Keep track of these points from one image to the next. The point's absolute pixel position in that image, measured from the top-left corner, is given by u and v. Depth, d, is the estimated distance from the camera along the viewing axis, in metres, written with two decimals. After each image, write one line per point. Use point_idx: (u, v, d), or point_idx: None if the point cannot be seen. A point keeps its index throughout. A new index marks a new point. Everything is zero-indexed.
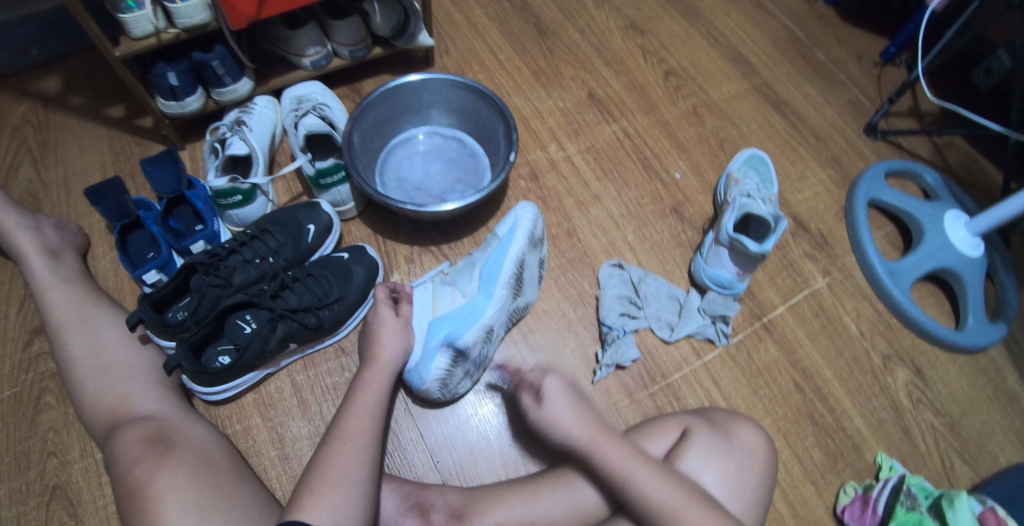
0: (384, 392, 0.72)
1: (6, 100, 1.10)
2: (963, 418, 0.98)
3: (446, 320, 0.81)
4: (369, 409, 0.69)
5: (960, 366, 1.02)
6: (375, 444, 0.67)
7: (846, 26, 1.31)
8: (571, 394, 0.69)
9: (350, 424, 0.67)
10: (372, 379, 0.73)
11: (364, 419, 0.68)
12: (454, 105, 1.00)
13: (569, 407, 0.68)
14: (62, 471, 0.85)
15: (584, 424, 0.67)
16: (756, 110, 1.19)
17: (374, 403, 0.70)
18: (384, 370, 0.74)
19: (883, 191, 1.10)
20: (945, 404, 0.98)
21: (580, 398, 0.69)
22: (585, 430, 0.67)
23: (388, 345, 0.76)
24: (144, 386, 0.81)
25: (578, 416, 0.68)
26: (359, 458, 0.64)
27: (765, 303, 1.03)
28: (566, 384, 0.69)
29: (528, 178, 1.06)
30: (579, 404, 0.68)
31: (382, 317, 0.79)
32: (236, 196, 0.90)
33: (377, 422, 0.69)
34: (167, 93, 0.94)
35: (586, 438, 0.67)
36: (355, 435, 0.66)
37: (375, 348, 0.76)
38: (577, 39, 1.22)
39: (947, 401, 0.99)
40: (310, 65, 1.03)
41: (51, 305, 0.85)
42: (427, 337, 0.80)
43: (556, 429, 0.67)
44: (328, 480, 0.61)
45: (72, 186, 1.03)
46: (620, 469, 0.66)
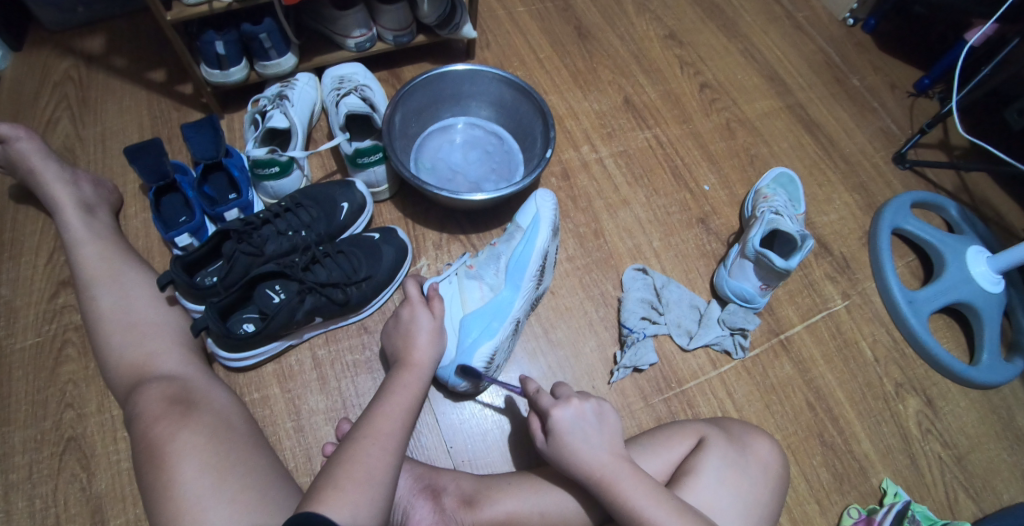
0: (417, 395, 0.72)
1: (50, 55, 1.12)
2: (970, 452, 0.98)
3: (478, 316, 0.83)
4: (400, 411, 0.68)
5: (971, 399, 1.02)
6: (401, 447, 0.66)
7: (882, 55, 1.32)
8: (580, 425, 0.69)
9: (380, 424, 0.66)
10: (410, 382, 0.72)
11: (395, 421, 0.67)
12: (495, 98, 1.01)
13: (576, 439, 0.69)
14: (78, 423, 0.86)
15: (595, 457, 0.67)
16: (788, 129, 1.20)
17: (407, 407, 0.70)
18: (420, 373, 0.74)
19: (908, 220, 1.11)
20: (953, 436, 0.99)
21: (593, 430, 0.69)
22: (596, 462, 0.67)
23: (424, 349, 0.75)
24: (169, 346, 0.82)
25: (586, 448, 0.68)
26: (385, 459, 0.63)
27: (783, 320, 1.04)
28: (577, 412, 0.70)
29: (560, 177, 1.07)
30: (590, 434, 0.69)
31: (420, 322, 0.77)
32: (273, 167, 0.91)
33: (407, 426, 0.68)
34: (213, 61, 0.96)
35: (597, 474, 0.67)
36: (384, 435, 0.65)
37: (410, 352, 0.75)
38: (617, 44, 1.23)
39: (955, 433, 0.99)
40: (354, 46, 1.04)
41: (82, 259, 0.85)
42: (461, 335, 0.81)
43: (568, 463, 0.68)
44: (352, 477, 0.60)
45: (109, 144, 1.04)
46: (631, 507, 0.64)
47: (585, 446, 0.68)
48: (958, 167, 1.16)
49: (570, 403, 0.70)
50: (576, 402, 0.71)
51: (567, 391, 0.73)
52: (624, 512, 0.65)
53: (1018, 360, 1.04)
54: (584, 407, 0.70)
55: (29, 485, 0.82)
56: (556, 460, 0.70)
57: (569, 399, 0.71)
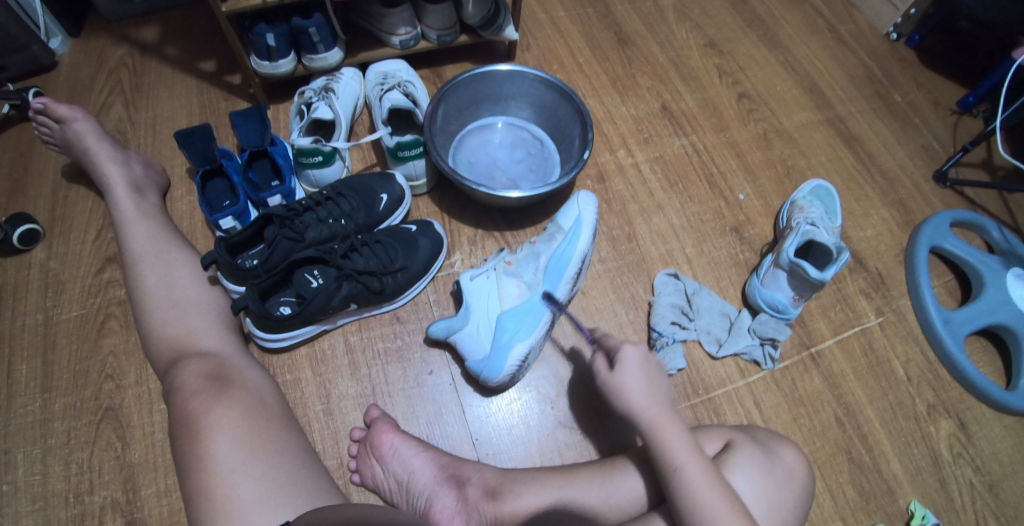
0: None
1: (107, 42, 1.16)
2: (1003, 479, 0.96)
3: (516, 314, 0.83)
4: None
5: (1006, 425, 1.00)
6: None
7: (926, 72, 1.31)
8: (645, 368, 0.72)
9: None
10: None
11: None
12: (534, 99, 1.03)
13: (641, 379, 0.71)
14: (116, 394, 0.88)
15: (651, 401, 0.70)
16: (826, 142, 1.19)
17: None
18: None
19: (946, 238, 1.09)
20: (986, 462, 0.97)
21: (652, 375, 0.72)
22: (651, 404, 0.70)
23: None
24: (209, 324, 0.84)
25: (642, 390, 0.71)
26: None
27: (814, 333, 1.03)
28: (644, 357, 0.72)
29: (595, 180, 1.07)
30: (647, 378, 0.71)
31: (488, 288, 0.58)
32: (317, 157, 0.93)
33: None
34: (263, 53, 0.99)
35: (651, 412, 0.70)
36: None
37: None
38: (656, 51, 1.24)
39: (988, 459, 0.97)
40: (398, 43, 1.06)
41: (130, 236, 0.89)
42: (498, 332, 0.82)
43: (624, 400, 0.71)
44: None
45: (159, 129, 1.08)
46: (673, 456, 0.68)
47: (644, 391, 0.71)
48: (1001, 187, 1.14)
49: (635, 352, 0.72)
50: (645, 348, 0.73)
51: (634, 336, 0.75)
52: (665, 458, 0.68)
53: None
54: (648, 361, 0.72)
55: (66, 451, 0.85)
56: (612, 396, 0.72)
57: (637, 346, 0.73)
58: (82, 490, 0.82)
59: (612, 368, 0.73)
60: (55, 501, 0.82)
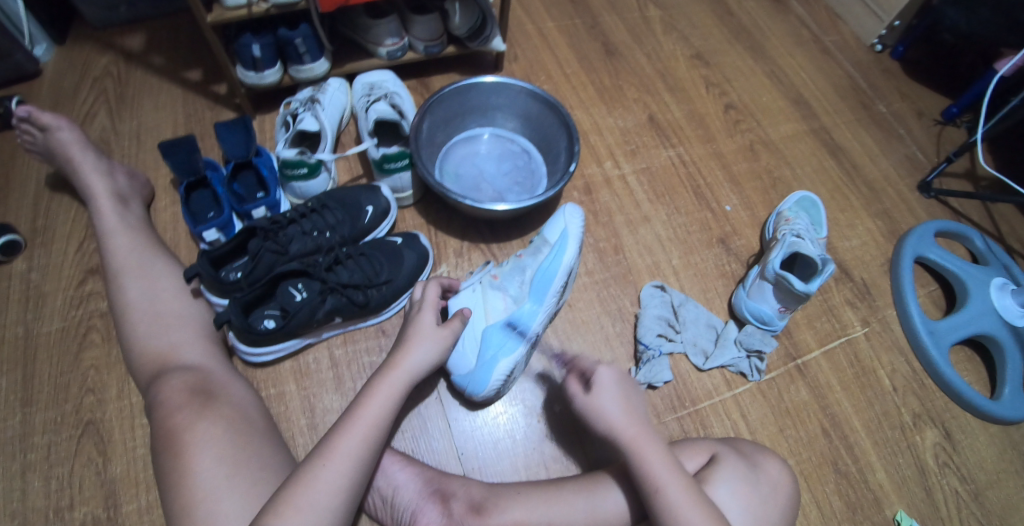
0: (389, 405, 0.69)
1: (91, 51, 1.15)
2: (988, 489, 0.96)
3: (500, 329, 0.83)
4: (368, 426, 0.66)
5: (991, 434, 1.00)
6: (361, 467, 0.65)
7: (910, 83, 1.32)
8: (621, 388, 0.73)
9: (337, 443, 0.65)
10: (385, 385, 0.69)
11: (354, 439, 0.65)
12: (521, 111, 1.03)
13: (617, 400, 0.71)
14: (98, 409, 0.87)
15: (630, 421, 0.70)
16: (811, 153, 1.20)
17: (379, 411, 0.68)
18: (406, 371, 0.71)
19: (931, 249, 1.10)
20: (971, 472, 0.97)
21: (629, 394, 0.73)
22: (629, 418, 0.71)
23: (413, 354, 0.72)
24: (192, 337, 0.83)
25: (617, 407, 0.71)
26: (334, 484, 0.63)
27: (800, 344, 1.03)
28: (618, 378, 0.73)
29: (582, 191, 1.07)
30: (620, 397, 0.72)
31: (423, 325, 0.75)
32: (302, 169, 0.93)
33: (372, 440, 0.66)
34: (249, 63, 0.98)
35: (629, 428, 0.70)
36: (338, 455, 0.64)
37: (399, 355, 0.72)
38: (643, 62, 1.24)
39: (973, 469, 0.97)
40: (385, 54, 1.06)
41: (113, 248, 0.88)
42: (482, 348, 0.82)
43: (602, 422, 0.71)
44: (293, 505, 0.60)
45: (143, 139, 1.07)
46: (654, 477, 0.67)
47: (622, 409, 0.71)
48: (984, 198, 1.15)
49: (610, 370, 0.73)
50: (619, 368, 0.74)
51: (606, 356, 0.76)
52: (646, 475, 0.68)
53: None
54: (621, 380, 0.73)
55: (46, 466, 0.83)
56: (592, 417, 0.72)
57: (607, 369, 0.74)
58: (61, 506, 0.81)
59: (588, 390, 0.73)
60: (34, 518, 0.80)
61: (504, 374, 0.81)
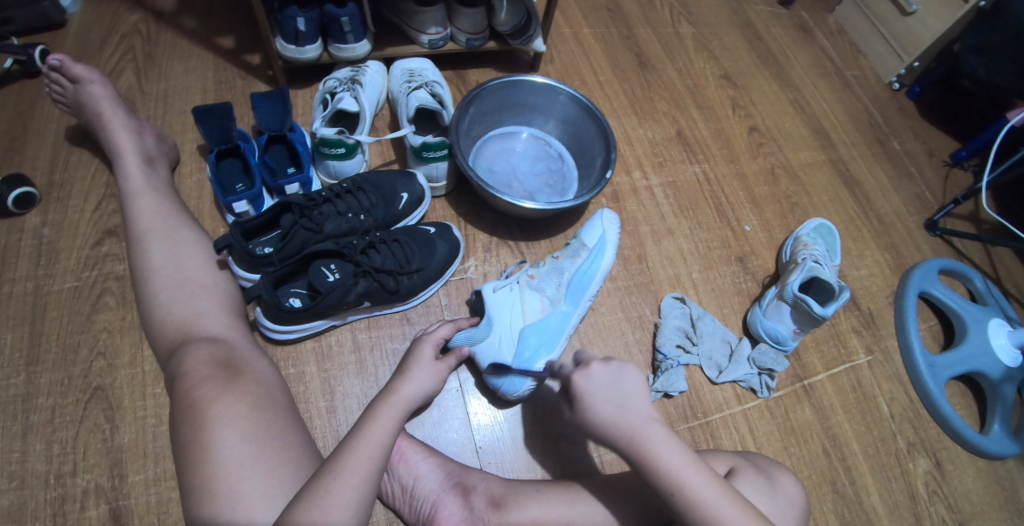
0: (393, 427, 0.69)
1: (121, 7, 1.12)
2: (972, 518, 1.01)
3: (539, 328, 0.85)
4: (373, 447, 0.66)
5: (978, 468, 1.06)
6: (371, 482, 0.64)
7: (922, 122, 1.42)
8: (604, 388, 0.69)
9: (348, 460, 0.64)
10: (385, 412, 0.70)
11: (362, 456, 0.65)
12: (559, 113, 1.03)
13: (602, 405, 0.68)
14: (108, 374, 0.85)
15: (621, 423, 0.67)
16: (828, 182, 1.26)
17: (385, 429, 0.68)
18: (404, 402, 0.72)
19: (934, 285, 1.17)
20: (958, 502, 1.02)
21: (624, 386, 0.69)
22: (629, 413, 0.67)
23: (412, 382, 0.74)
24: (216, 308, 0.82)
25: (609, 407, 0.68)
26: (348, 500, 0.62)
27: (808, 366, 1.08)
28: (600, 375, 0.69)
29: (610, 198, 1.09)
30: (609, 395, 0.68)
31: (421, 355, 0.77)
32: (340, 148, 0.92)
33: (380, 456, 0.66)
34: (291, 36, 0.97)
35: (629, 424, 0.67)
36: (348, 472, 0.63)
37: (399, 381, 0.74)
38: (674, 77, 1.26)
39: (960, 499, 1.02)
40: (427, 43, 1.05)
41: (139, 211, 0.85)
42: (522, 344, 0.84)
43: (594, 432, 0.68)
44: (310, 519, 0.59)
45: (170, 101, 1.04)
46: (667, 474, 0.65)
47: (617, 406, 0.68)
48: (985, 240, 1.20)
49: (598, 364, 0.70)
50: (597, 365, 0.70)
51: (587, 356, 0.72)
52: (660, 473, 0.65)
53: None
54: (610, 374, 0.69)
55: (49, 429, 0.81)
56: (590, 421, 0.68)
57: (591, 365, 0.70)
58: (63, 472, 0.78)
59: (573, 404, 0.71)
60: (34, 482, 0.77)
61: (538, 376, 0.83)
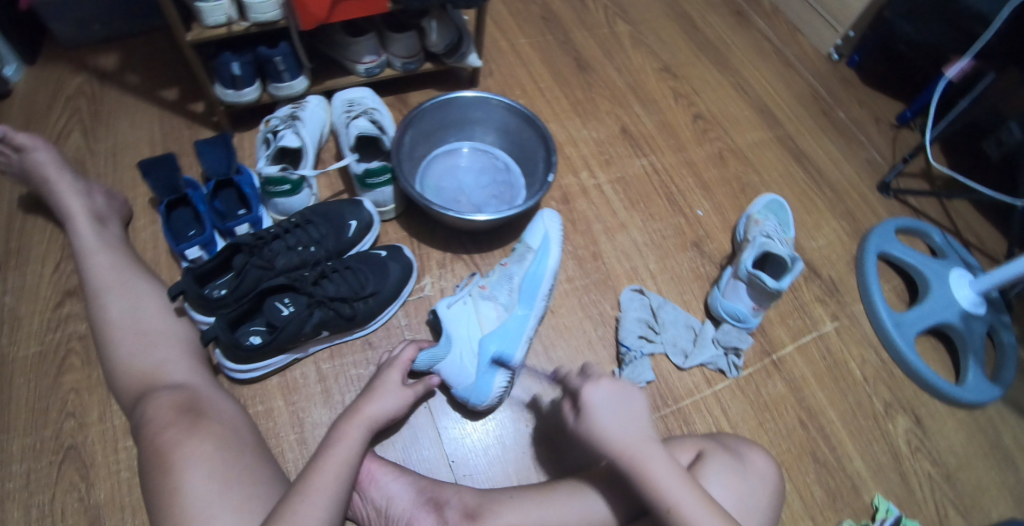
0: (358, 446, 0.70)
1: (62, 70, 1.14)
2: (958, 471, 1.04)
3: (495, 337, 0.87)
4: (339, 466, 0.67)
5: (959, 419, 1.09)
6: (338, 504, 0.65)
7: (865, 90, 1.45)
8: (610, 404, 0.73)
9: (313, 481, 0.65)
10: (349, 432, 0.71)
11: (328, 476, 0.66)
12: (499, 124, 1.05)
13: (607, 419, 0.72)
14: (79, 433, 0.85)
15: (624, 435, 0.70)
16: (777, 159, 1.29)
17: (352, 448, 0.69)
18: (366, 422, 0.73)
19: (893, 245, 1.20)
20: (942, 455, 1.05)
21: (629, 404, 0.73)
22: (634, 429, 0.71)
23: (376, 402, 0.75)
24: (177, 355, 0.83)
25: (615, 421, 0.71)
26: (314, 518, 0.62)
27: (775, 341, 1.10)
28: (610, 391, 0.74)
29: (560, 201, 1.10)
30: (613, 409, 0.72)
31: (387, 379, 0.79)
32: (285, 185, 0.93)
33: (347, 477, 0.67)
34: (228, 82, 0.99)
35: (632, 438, 0.70)
36: (315, 492, 0.64)
37: (363, 402, 0.75)
38: (614, 75, 1.29)
39: (943, 452, 1.05)
40: (363, 72, 1.07)
41: (94, 269, 0.87)
42: (480, 357, 0.86)
43: (595, 441, 0.71)
44: None
45: (120, 158, 1.06)
46: (662, 487, 0.67)
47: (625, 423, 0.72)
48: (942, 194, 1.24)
49: (608, 380, 0.74)
50: (606, 380, 0.75)
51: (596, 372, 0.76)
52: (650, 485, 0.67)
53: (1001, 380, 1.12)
54: (620, 392, 0.74)
55: (25, 494, 0.81)
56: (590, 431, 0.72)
57: (601, 379, 0.75)
58: None
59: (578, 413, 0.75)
60: None
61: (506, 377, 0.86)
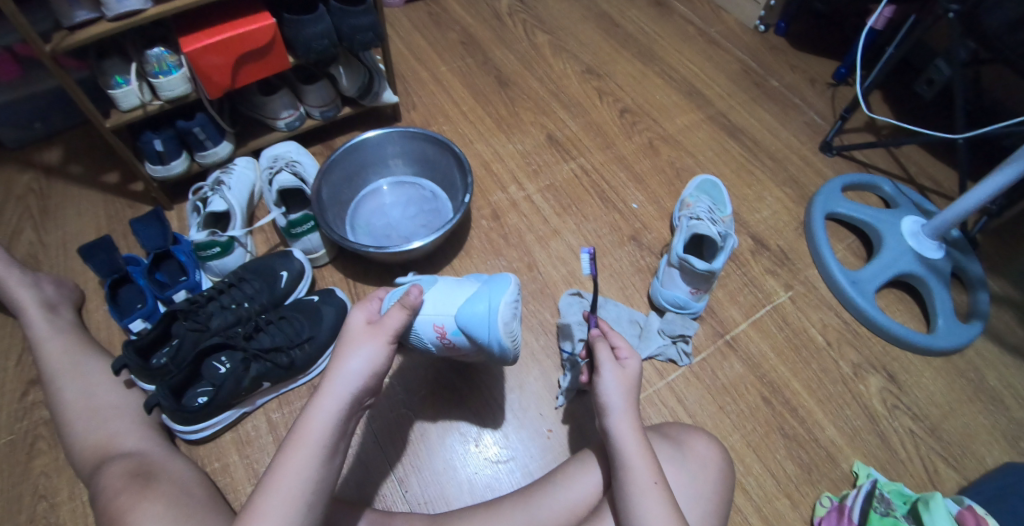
0: (318, 448, 0.62)
1: (11, 171, 1.21)
2: (942, 422, 1.00)
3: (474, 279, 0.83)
4: (295, 478, 0.60)
5: (935, 368, 1.05)
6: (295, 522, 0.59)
7: (795, 54, 1.44)
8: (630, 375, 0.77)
9: (261, 501, 0.59)
10: (308, 430, 0.62)
11: (279, 497, 0.59)
12: (416, 154, 1.09)
13: (620, 382, 0.75)
14: (51, 513, 0.90)
15: (625, 402, 0.74)
16: (710, 138, 1.29)
17: (324, 437, 0.62)
18: (332, 404, 0.64)
19: (839, 203, 1.17)
20: (922, 409, 1.01)
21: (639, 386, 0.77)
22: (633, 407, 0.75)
23: (341, 376, 0.65)
24: (131, 426, 0.87)
25: (623, 392, 0.75)
26: None
27: (727, 321, 1.08)
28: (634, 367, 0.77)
29: (491, 218, 1.12)
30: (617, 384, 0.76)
31: (354, 338, 0.68)
32: (215, 248, 0.97)
33: (305, 487, 0.60)
34: (155, 158, 1.03)
35: (626, 409, 0.74)
36: (262, 517, 0.58)
37: (328, 376, 0.65)
38: (536, 86, 1.32)
39: (923, 405, 1.01)
40: (284, 126, 1.12)
41: (46, 355, 0.92)
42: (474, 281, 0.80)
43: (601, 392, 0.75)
44: None
45: (69, 246, 1.11)
46: (631, 454, 0.71)
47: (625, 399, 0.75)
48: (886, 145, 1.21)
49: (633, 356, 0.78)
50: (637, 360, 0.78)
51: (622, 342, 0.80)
52: (618, 454, 0.72)
53: (976, 322, 1.06)
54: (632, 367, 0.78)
55: None
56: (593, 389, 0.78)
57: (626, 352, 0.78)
58: None
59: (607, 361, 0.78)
60: None
61: (510, 309, 0.73)
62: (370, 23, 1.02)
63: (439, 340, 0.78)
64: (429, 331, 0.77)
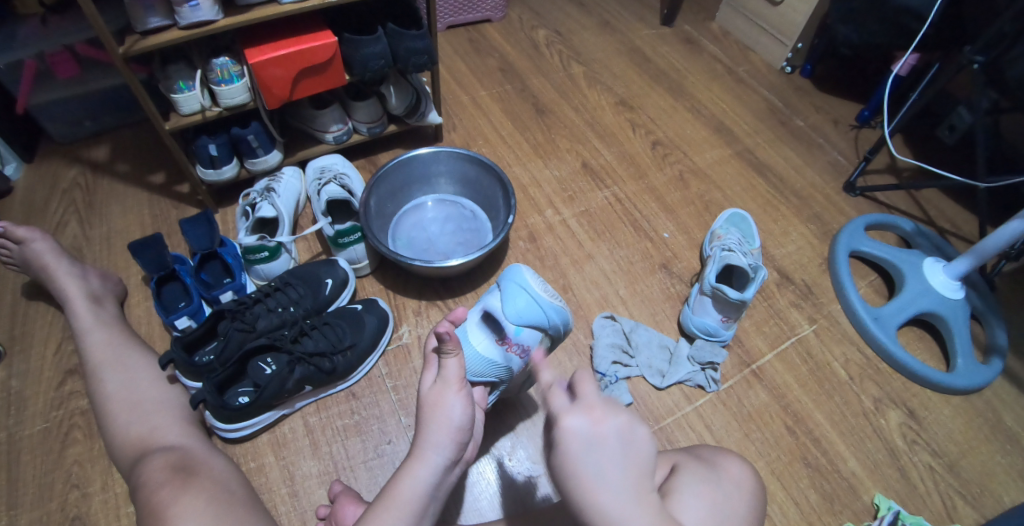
0: (415, 506, 0.64)
1: (59, 165, 1.24)
2: (961, 459, 1.02)
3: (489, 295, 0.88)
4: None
5: (954, 406, 1.07)
6: None
7: (820, 97, 1.50)
8: (597, 437, 0.56)
9: None
10: (406, 490, 0.64)
11: None
12: (460, 175, 1.13)
13: (583, 448, 0.56)
14: (83, 503, 0.90)
15: (596, 469, 0.55)
16: (738, 173, 1.33)
17: (415, 501, 0.64)
18: (432, 458, 0.65)
19: (863, 241, 1.21)
20: (941, 445, 1.03)
21: (613, 444, 0.56)
22: (602, 473, 0.55)
23: (436, 439, 0.65)
24: (171, 422, 0.88)
25: (590, 457, 0.56)
26: None
27: (753, 350, 1.11)
28: (601, 419, 0.57)
29: (527, 240, 1.16)
30: (601, 449, 0.56)
31: (439, 398, 0.67)
32: (263, 252, 1.00)
33: None
34: (207, 162, 1.06)
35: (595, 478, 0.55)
36: None
37: (425, 436, 0.66)
38: (572, 115, 1.37)
39: (942, 442, 1.03)
40: (332, 139, 1.16)
41: (91, 345, 0.93)
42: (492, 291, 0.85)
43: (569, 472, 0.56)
44: None
45: (113, 241, 1.14)
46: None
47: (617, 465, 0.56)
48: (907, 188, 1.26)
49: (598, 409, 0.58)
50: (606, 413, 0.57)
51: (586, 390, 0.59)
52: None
53: (993, 365, 1.09)
54: (623, 416, 0.58)
55: None
56: (561, 479, 0.57)
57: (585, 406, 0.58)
58: None
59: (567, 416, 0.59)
60: None
61: (535, 279, 0.80)
62: (425, 47, 1.06)
63: (512, 351, 0.78)
64: (499, 350, 0.78)
